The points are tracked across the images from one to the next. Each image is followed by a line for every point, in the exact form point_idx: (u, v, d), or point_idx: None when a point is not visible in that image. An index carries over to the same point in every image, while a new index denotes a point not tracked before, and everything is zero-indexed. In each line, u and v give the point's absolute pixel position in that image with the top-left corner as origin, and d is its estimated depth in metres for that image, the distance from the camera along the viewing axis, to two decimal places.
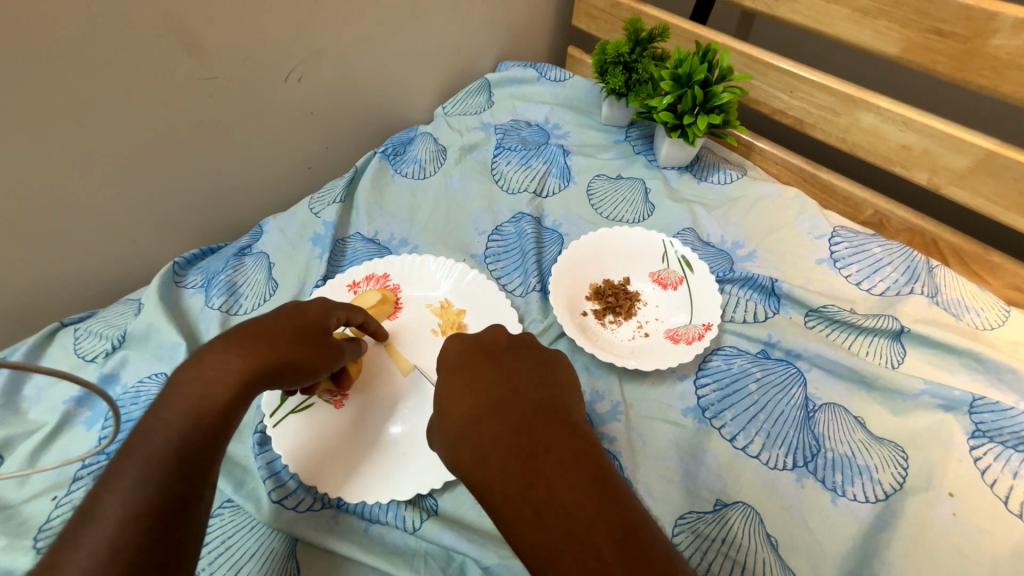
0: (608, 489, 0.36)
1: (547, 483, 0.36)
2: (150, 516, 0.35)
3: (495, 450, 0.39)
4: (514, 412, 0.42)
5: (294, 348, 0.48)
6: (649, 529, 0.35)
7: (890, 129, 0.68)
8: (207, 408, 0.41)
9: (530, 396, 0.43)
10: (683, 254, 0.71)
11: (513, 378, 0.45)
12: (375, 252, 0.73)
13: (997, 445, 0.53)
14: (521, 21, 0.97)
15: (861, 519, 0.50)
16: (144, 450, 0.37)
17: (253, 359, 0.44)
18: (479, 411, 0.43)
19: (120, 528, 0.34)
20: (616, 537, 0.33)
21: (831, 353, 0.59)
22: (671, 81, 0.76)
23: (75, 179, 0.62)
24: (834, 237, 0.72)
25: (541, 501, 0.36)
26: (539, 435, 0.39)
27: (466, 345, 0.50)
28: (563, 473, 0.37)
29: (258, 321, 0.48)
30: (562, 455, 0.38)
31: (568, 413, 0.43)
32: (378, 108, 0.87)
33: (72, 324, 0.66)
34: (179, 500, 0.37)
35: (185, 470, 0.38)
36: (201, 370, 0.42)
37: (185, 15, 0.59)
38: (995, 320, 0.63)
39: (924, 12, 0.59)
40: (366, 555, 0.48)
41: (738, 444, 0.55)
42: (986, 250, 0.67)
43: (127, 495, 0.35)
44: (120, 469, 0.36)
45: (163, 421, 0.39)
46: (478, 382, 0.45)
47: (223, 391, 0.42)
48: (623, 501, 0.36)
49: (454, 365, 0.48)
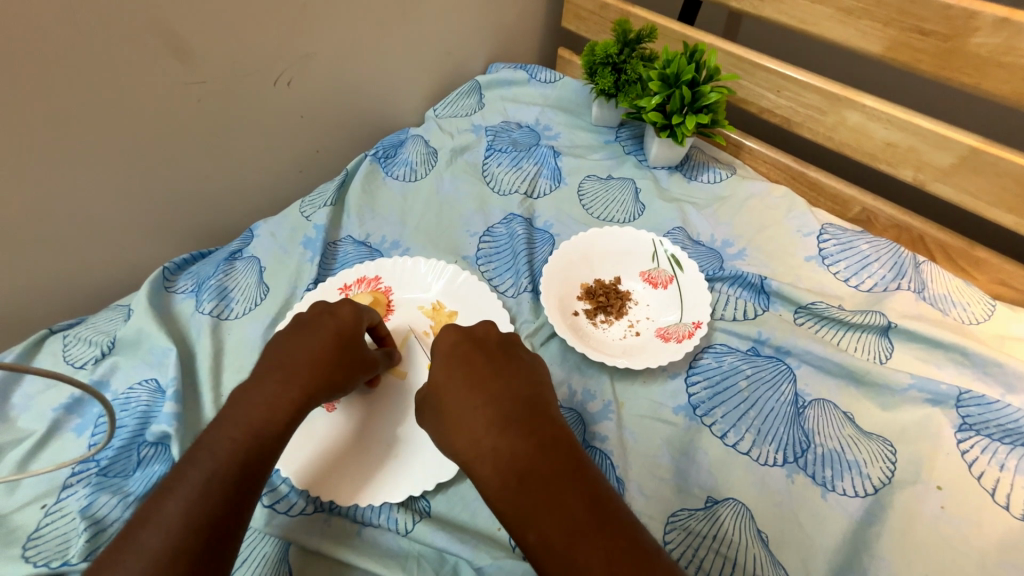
0: (580, 474, 0.38)
1: (531, 460, 0.38)
2: (206, 526, 0.37)
3: (487, 434, 0.40)
4: (504, 400, 0.42)
5: (341, 371, 0.50)
6: (616, 499, 0.38)
7: (876, 127, 0.68)
8: (267, 432, 0.43)
9: (518, 386, 0.44)
10: (673, 253, 0.71)
11: (503, 371, 0.45)
12: (367, 255, 0.73)
13: (984, 438, 0.53)
14: (510, 23, 0.97)
15: (850, 513, 0.50)
16: (209, 461, 0.40)
17: (309, 390, 0.47)
18: (470, 399, 0.43)
19: (174, 531, 0.36)
20: (587, 502, 0.36)
21: (820, 350, 0.59)
22: (660, 82, 0.76)
23: (63, 185, 0.61)
24: (822, 235, 0.72)
25: (520, 481, 0.37)
26: (527, 422, 0.41)
27: (461, 337, 0.48)
28: (542, 450, 0.39)
29: (301, 343, 0.49)
30: (544, 437, 0.40)
31: (548, 403, 0.44)
32: (369, 111, 0.87)
33: (60, 331, 0.66)
34: (232, 510, 0.39)
35: (246, 483, 0.40)
36: (266, 399, 0.45)
37: (172, 19, 0.59)
38: (981, 314, 0.63)
39: (906, 11, 0.60)
40: (360, 557, 0.48)
41: (729, 441, 0.55)
42: (971, 246, 0.68)
43: (185, 500, 0.38)
44: (182, 476, 0.39)
45: (229, 438, 0.42)
46: (473, 374, 0.44)
47: (281, 415, 0.45)
48: (592, 482, 0.38)
49: (449, 355, 0.47)
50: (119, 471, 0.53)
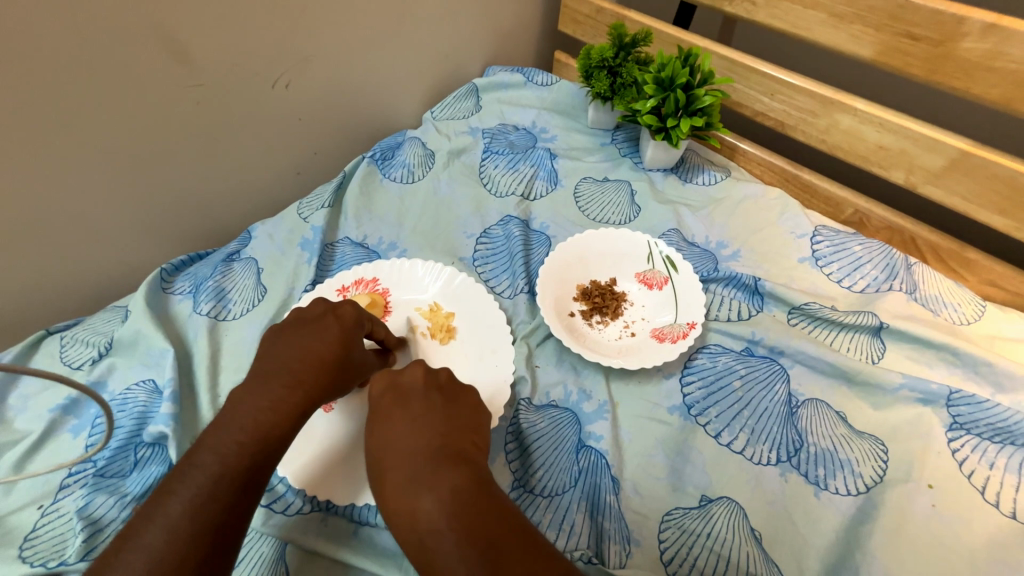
0: (481, 523, 0.38)
1: (432, 517, 0.39)
2: (209, 530, 0.39)
3: (397, 495, 0.41)
4: (415, 455, 0.43)
5: (343, 375, 0.52)
6: (523, 541, 0.38)
7: (868, 130, 0.69)
8: (271, 434, 0.45)
9: (432, 438, 0.44)
10: (668, 254, 0.72)
11: (418, 421, 0.46)
12: (364, 256, 0.74)
13: (975, 437, 0.54)
14: (507, 27, 0.98)
15: (842, 511, 0.51)
16: (215, 464, 0.42)
17: (312, 392, 0.49)
18: (385, 460, 0.44)
19: (174, 533, 0.38)
20: (482, 553, 0.36)
21: (813, 349, 0.60)
22: (655, 85, 0.77)
23: (63, 187, 0.62)
24: (816, 236, 0.73)
25: (422, 548, 0.38)
26: (427, 477, 0.41)
27: (384, 389, 0.49)
28: (442, 506, 0.39)
29: (304, 346, 0.51)
30: (445, 491, 0.40)
31: (465, 452, 0.44)
32: (366, 113, 0.88)
33: (58, 332, 0.66)
34: (235, 515, 0.41)
35: (250, 489, 0.42)
36: (270, 401, 0.46)
37: (171, 22, 0.60)
38: (972, 315, 0.64)
39: (897, 16, 0.61)
40: (357, 557, 0.48)
41: (723, 440, 0.56)
42: (962, 247, 0.69)
43: (188, 501, 0.39)
44: (187, 478, 0.41)
45: (235, 442, 0.43)
46: (389, 432, 0.45)
47: (284, 418, 0.46)
48: (496, 529, 0.38)
49: (374, 413, 0.48)
50: (115, 472, 0.53)
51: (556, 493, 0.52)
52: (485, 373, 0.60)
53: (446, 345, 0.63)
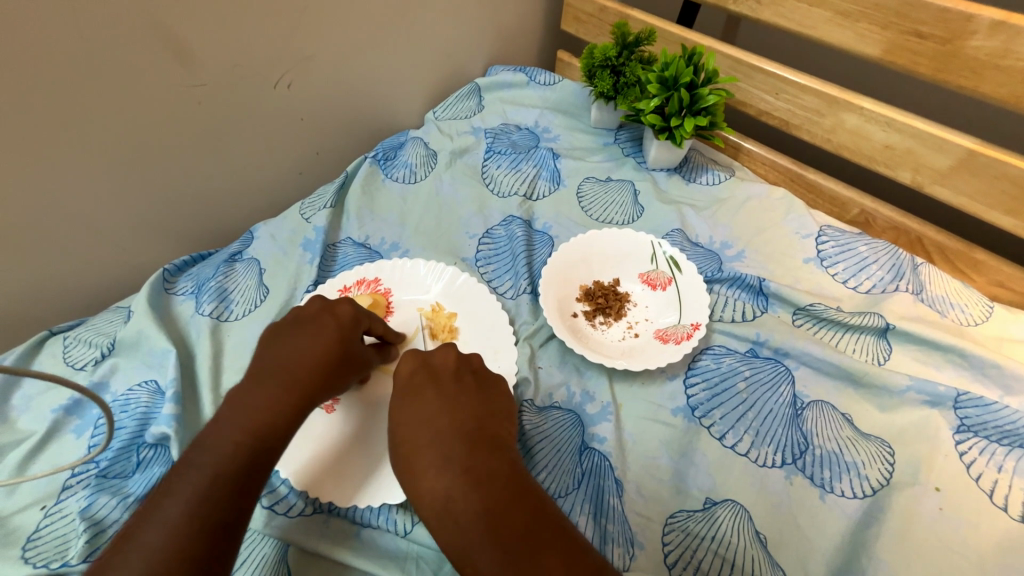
0: (518, 505, 0.39)
1: (467, 497, 0.40)
2: (208, 528, 0.38)
3: (429, 474, 0.42)
4: (450, 438, 0.44)
5: (340, 375, 0.51)
6: (557, 525, 0.39)
7: (874, 129, 0.68)
8: (269, 433, 0.45)
9: (467, 422, 0.45)
10: (672, 255, 0.71)
11: (451, 404, 0.46)
12: (367, 256, 0.74)
13: (983, 440, 0.53)
14: (510, 26, 0.97)
15: (848, 514, 0.50)
16: (208, 464, 0.41)
17: (310, 391, 0.49)
18: (415, 438, 0.45)
19: (174, 531, 0.37)
20: (519, 533, 0.37)
21: (818, 351, 0.59)
22: (658, 84, 0.77)
23: (65, 188, 0.62)
24: (821, 237, 0.73)
25: (452, 526, 0.39)
26: (464, 459, 0.42)
27: (415, 369, 0.50)
28: (478, 488, 0.40)
29: (302, 344, 0.51)
30: (481, 473, 0.41)
31: (497, 437, 0.45)
32: (369, 113, 0.87)
33: (60, 333, 0.66)
34: (235, 515, 0.40)
35: (246, 487, 0.42)
36: (266, 402, 0.46)
37: (172, 22, 0.59)
38: (979, 316, 0.63)
39: (903, 14, 0.60)
40: (359, 559, 0.48)
41: (727, 442, 0.55)
42: (969, 248, 0.68)
43: (187, 501, 0.39)
44: (180, 480, 0.40)
45: (231, 440, 0.43)
46: (422, 411, 0.46)
47: (282, 418, 0.46)
48: (530, 512, 0.39)
49: (403, 392, 0.48)
50: (117, 472, 0.53)
51: (560, 494, 0.52)
52: None
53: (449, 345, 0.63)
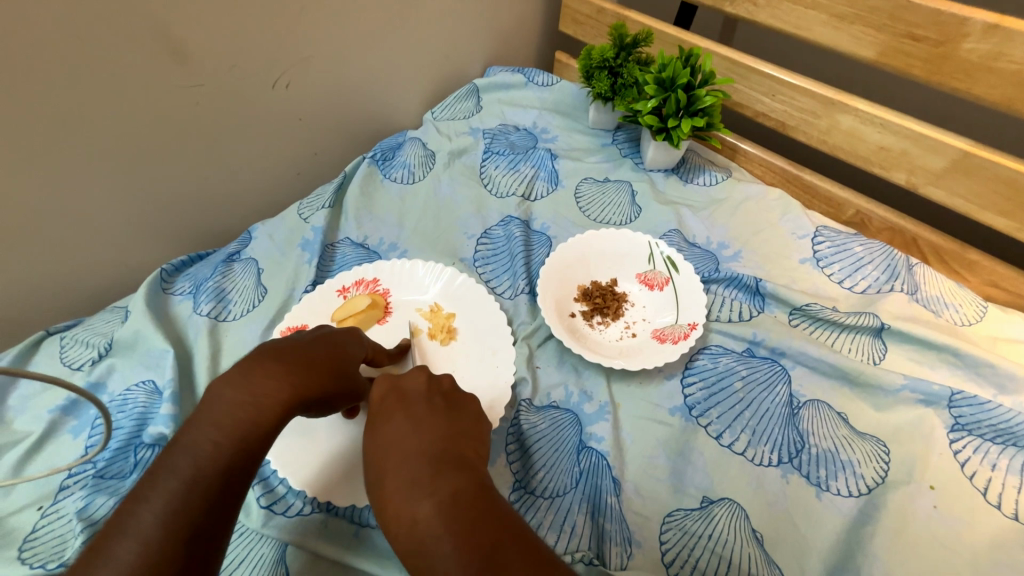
0: (484, 525, 0.37)
1: (430, 520, 0.38)
2: (186, 538, 0.36)
3: (394, 500, 0.40)
4: (415, 459, 0.42)
5: (335, 384, 0.48)
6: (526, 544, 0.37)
7: (869, 131, 0.69)
8: (252, 434, 0.41)
9: (433, 444, 0.43)
10: (669, 255, 0.72)
11: (419, 425, 0.45)
12: (365, 257, 0.74)
13: (977, 438, 0.54)
14: (508, 27, 0.98)
15: (844, 513, 0.51)
16: (186, 467, 0.38)
17: (301, 391, 0.44)
18: (383, 464, 0.43)
19: (150, 545, 0.35)
20: (483, 555, 0.35)
21: (815, 351, 0.60)
22: (655, 85, 0.77)
23: (63, 188, 0.62)
24: (817, 237, 0.73)
25: (420, 552, 0.37)
26: (430, 480, 0.40)
27: (385, 393, 0.49)
28: (439, 510, 0.38)
29: (301, 347, 0.48)
30: (445, 494, 0.39)
31: (466, 457, 0.43)
32: (367, 113, 0.87)
33: (58, 333, 0.66)
34: (215, 521, 0.38)
35: (228, 492, 0.39)
36: (252, 395, 0.42)
37: (171, 23, 0.60)
38: (973, 316, 0.64)
39: (897, 17, 0.61)
40: (357, 557, 0.48)
41: (724, 441, 0.55)
42: (963, 248, 0.69)
43: (164, 510, 0.36)
44: (158, 484, 0.37)
45: (211, 442, 0.39)
46: (388, 435, 0.45)
47: (268, 416, 0.42)
48: (496, 532, 0.37)
49: (373, 417, 0.48)
50: (116, 472, 0.53)
51: (558, 494, 0.52)
52: (486, 374, 0.60)
53: (447, 345, 0.63)
